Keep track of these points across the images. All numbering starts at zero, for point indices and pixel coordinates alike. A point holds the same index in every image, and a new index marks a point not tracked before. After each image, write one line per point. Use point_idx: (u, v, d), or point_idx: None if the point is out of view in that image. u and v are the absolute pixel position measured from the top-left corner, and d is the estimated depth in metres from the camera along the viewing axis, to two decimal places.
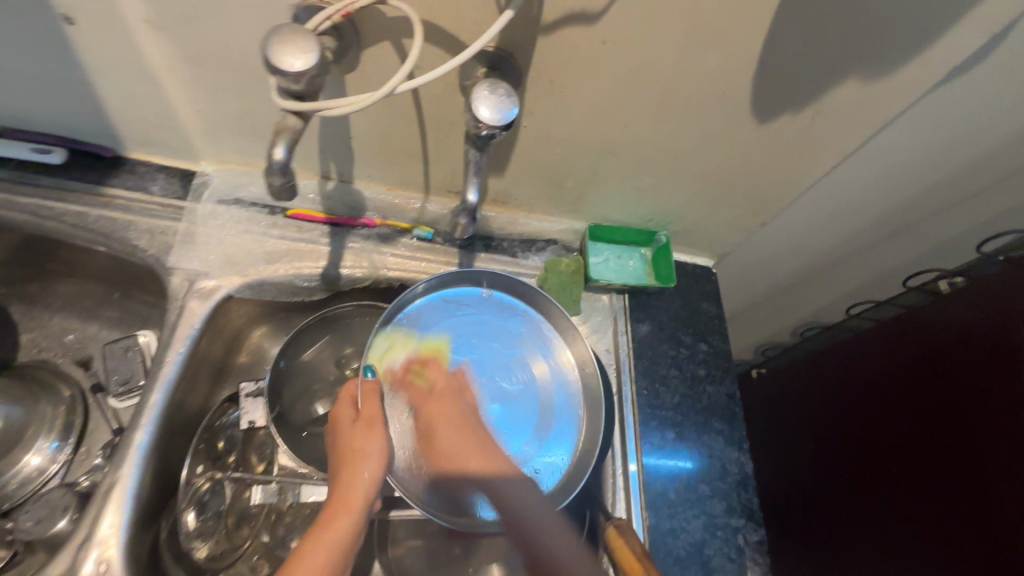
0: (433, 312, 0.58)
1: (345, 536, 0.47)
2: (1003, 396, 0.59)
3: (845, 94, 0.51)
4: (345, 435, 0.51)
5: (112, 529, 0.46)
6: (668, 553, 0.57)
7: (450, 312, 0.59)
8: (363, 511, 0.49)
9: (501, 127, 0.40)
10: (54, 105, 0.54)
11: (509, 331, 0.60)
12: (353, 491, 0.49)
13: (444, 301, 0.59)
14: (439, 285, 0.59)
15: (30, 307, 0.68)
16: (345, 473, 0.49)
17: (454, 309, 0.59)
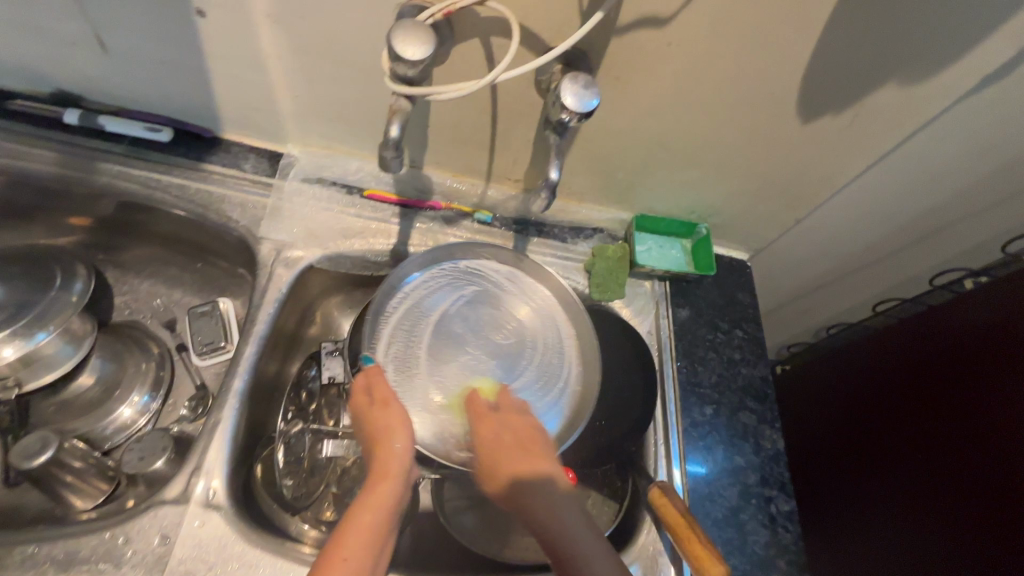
0: (427, 285, 0.63)
1: (393, 501, 0.48)
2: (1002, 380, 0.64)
3: (884, 96, 0.56)
4: (367, 418, 0.51)
5: (216, 463, 0.52)
6: (706, 516, 0.62)
7: (438, 287, 0.63)
8: (403, 479, 0.49)
9: (581, 114, 0.46)
10: (172, 88, 0.61)
11: (493, 297, 0.64)
12: (386, 470, 0.48)
13: (436, 275, 0.64)
14: (431, 262, 0.64)
15: (123, 273, 0.75)
16: (377, 451, 0.49)
17: (440, 284, 0.63)
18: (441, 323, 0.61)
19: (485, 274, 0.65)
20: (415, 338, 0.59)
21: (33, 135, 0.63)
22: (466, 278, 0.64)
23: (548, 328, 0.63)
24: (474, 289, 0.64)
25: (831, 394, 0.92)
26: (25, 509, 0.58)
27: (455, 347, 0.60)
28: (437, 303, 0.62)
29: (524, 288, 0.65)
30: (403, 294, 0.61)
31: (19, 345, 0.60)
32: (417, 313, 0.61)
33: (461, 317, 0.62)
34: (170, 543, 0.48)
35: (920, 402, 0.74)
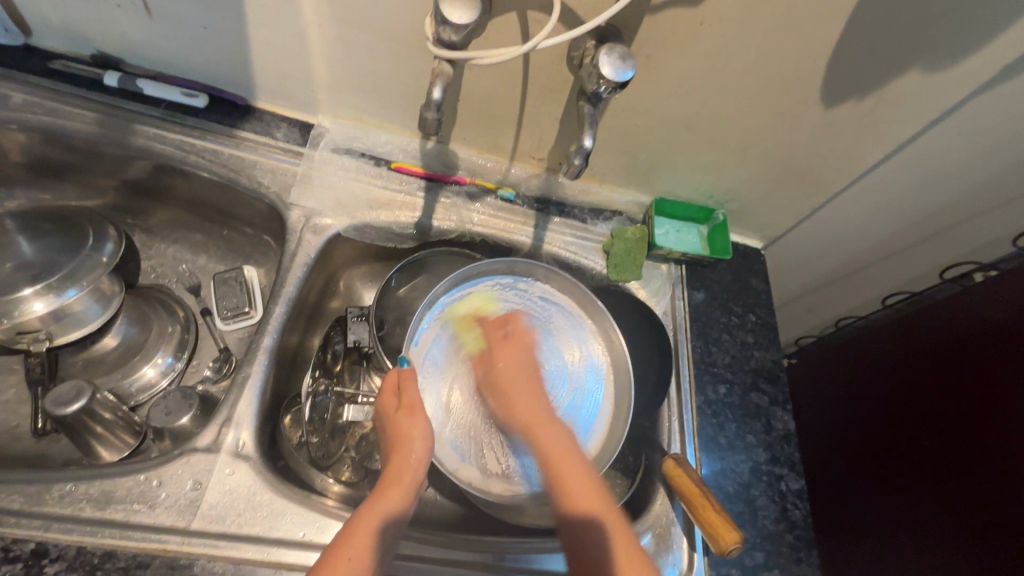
0: (463, 301, 0.64)
1: (400, 507, 0.50)
2: (1009, 372, 0.65)
3: (906, 82, 0.57)
4: (390, 424, 0.54)
5: (246, 415, 0.55)
6: (718, 489, 0.63)
7: (478, 305, 0.64)
8: (412, 487, 0.52)
9: (617, 84, 0.47)
10: (211, 54, 0.63)
11: (536, 321, 0.65)
12: (404, 471, 0.51)
13: (471, 290, 0.65)
14: (470, 276, 0.65)
15: (150, 238, 0.76)
16: (396, 455, 0.52)
17: (478, 302, 0.64)
18: (481, 338, 0.63)
19: (534, 296, 0.66)
20: (453, 350, 0.62)
21: (73, 96, 0.65)
22: (515, 298, 0.66)
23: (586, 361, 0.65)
24: (520, 309, 0.65)
25: (836, 386, 0.93)
26: (52, 458, 0.61)
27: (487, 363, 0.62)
28: (475, 324, 0.63)
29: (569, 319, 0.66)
30: (439, 311, 0.63)
31: (50, 300, 0.60)
32: (462, 322, 0.63)
33: (502, 335, 0.64)
34: (201, 489, 0.50)
35: (924, 392, 0.76)
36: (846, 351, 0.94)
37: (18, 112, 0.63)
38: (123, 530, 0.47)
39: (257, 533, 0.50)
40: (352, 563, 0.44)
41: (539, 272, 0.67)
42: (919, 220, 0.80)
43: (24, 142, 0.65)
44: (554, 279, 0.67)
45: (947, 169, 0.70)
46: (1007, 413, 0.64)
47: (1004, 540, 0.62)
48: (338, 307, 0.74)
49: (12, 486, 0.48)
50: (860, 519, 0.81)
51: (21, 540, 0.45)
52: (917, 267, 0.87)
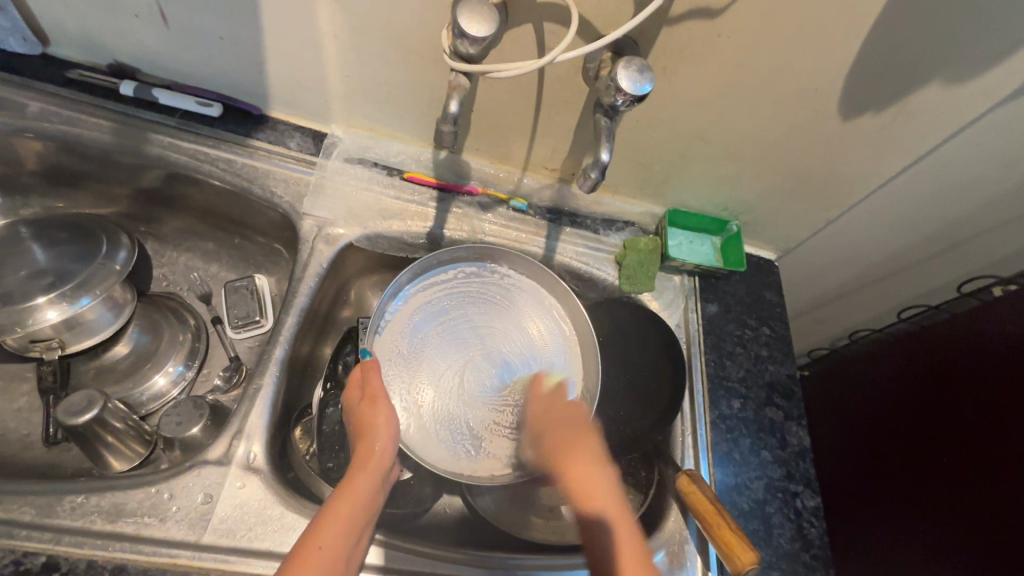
0: (425, 289, 0.65)
1: (368, 498, 0.47)
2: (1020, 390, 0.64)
3: (928, 95, 0.57)
4: (355, 413, 0.52)
5: (256, 427, 0.55)
6: (733, 506, 0.63)
7: (440, 292, 0.65)
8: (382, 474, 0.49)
9: (635, 97, 0.47)
10: (227, 64, 0.63)
11: (499, 305, 0.66)
12: (367, 459, 0.49)
13: (434, 278, 0.65)
14: (435, 264, 0.65)
15: (162, 246, 0.76)
16: (359, 444, 0.50)
17: (440, 291, 0.65)
18: (448, 324, 0.63)
19: (497, 281, 0.67)
20: (419, 335, 0.62)
21: (89, 105, 0.65)
22: (480, 285, 0.66)
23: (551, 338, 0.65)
24: (486, 297, 0.66)
25: (850, 400, 0.92)
26: (62, 468, 0.61)
27: (456, 346, 0.62)
28: (438, 309, 0.64)
29: (531, 299, 0.67)
30: (401, 299, 0.63)
31: (63, 308, 0.60)
32: (428, 311, 0.63)
33: (468, 320, 0.64)
34: (212, 502, 0.50)
35: (936, 408, 0.75)
36: (859, 365, 0.92)
37: (35, 121, 0.63)
38: (134, 544, 0.47)
39: (267, 548, 0.49)
40: (323, 554, 0.42)
41: (502, 254, 0.67)
42: (937, 233, 0.78)
43: (40, 151, 0.65)
44: (520, 264, 0.67)
45: (966, 183, 0.69)
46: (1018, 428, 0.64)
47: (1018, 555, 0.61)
48: (350, 317, 0.74)
49: (23, 498, 0.47)
50: (880, 540, 0.79)
51: (32, 553, 0.45)
52: (933, 280, 0.86)
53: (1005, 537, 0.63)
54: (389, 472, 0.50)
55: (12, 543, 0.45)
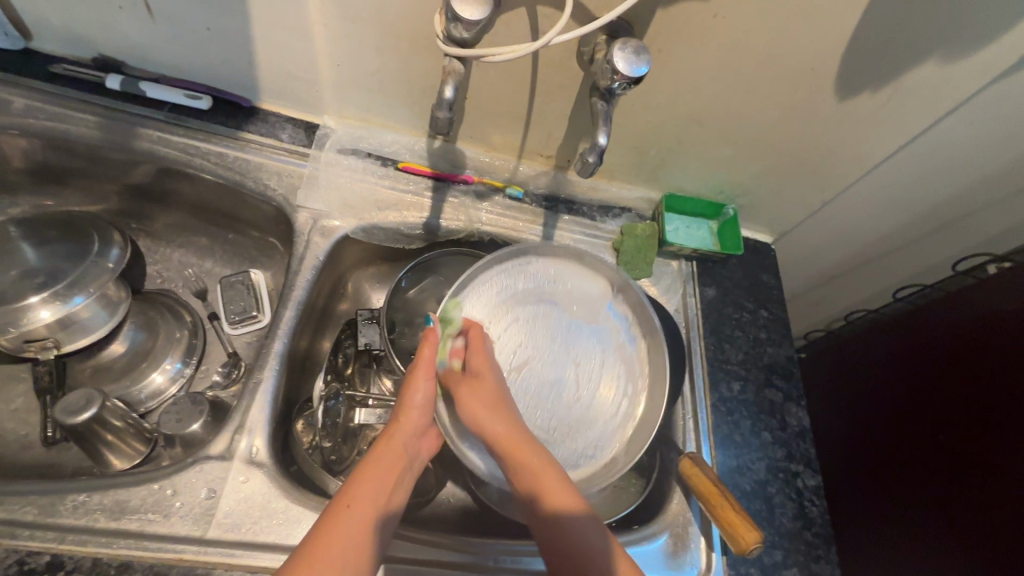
0: (529, 278, 0.62)
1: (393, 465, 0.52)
2: (1015, 364, 0.65)
3: (923, 73, 0.57)
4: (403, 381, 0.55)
5: (259, 421, 0.55)
6: (735, 487, 0.63)
7: (539, 284, 0.62)
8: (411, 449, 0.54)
9: (631, 79, 0.47)
10: (214, 55, 0.62)
11: (591, 320, 0.63)
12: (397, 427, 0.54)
13: (540, 271, 0.63)
14: (544, 252, 0.63)
15: (155, 242, 0.75)
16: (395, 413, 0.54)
17: (543, 281, 0.63)
18: (524, 323, 0.61)
19: (577, 286, 0.64)
20: (507, 318, 0.60)
21: (74, 100, 0.64)
22: (581, 294, 0.63)
23: (620, 380, 0.61)
24: (560, 305, 0.62)
25: (848, 380, 0.92)
26: (61, 467, 0.60)
27: (519, 333, 0.60)
28: (533, 299, 0.62)
29: (612, 319, 0.63)
30: (507, 273, 0.62)
31: (56, 307, 0.59)
32: (527, 297, 0.62)
33: (559, 327, 0.62)
34: (216, 497, 0.50)
35: (934, 385, 0.76)
36: (855, 345, 0.93)
37: (20, 117, 0.62)
38: (139, 541, 0.47)
39: (272, 541, 0.49)
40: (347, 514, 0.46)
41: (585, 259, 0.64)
42: (932, 215, 0.78)
43: (27, 148, 0.64)
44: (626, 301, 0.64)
45: (962, 163, 0.69)
46: (1015, 409, 0.64)
47: (1014, 531, 0.62)
48: (347, 310, 0.74)
49: (25, 498, 0.47)
50: (881, 517, 0.80)
51: (36, 552, 0.45)
52: (927, 260, 0.86)
53: (1006, 510, 0.63)
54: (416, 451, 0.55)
55: (14, 544, 0.45)
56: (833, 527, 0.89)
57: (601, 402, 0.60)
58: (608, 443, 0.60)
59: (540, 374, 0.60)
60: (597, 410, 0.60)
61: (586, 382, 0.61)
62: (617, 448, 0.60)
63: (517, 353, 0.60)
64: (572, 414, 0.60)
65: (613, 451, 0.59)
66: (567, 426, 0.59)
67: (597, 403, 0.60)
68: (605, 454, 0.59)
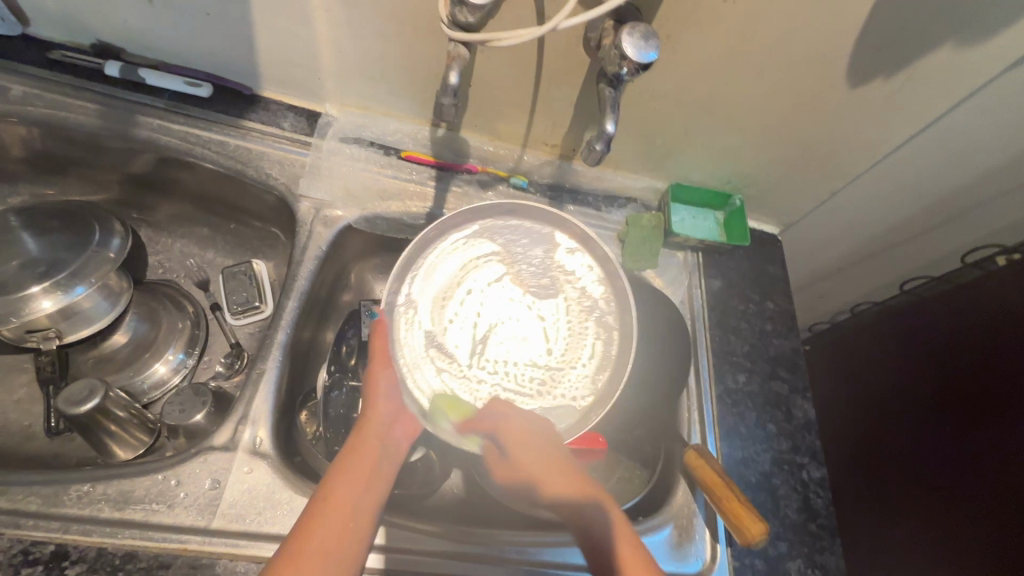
0: (478, 240, 0.60)
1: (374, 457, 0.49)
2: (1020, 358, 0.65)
3: (937, 59, 0.55)
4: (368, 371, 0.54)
5: (262, 412, 0.54)
6: (740, 479, 0.63)
7: (486, 245, 0.60)
8: (390, 440, 0.51)
9: (639, 65, 0.46)
10: (214, 41, 0.61)
11: (547, 271, 0.60)
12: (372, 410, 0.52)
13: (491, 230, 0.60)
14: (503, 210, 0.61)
15: (157, 232, 0.75)
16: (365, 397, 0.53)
17: (497, 240, 0.60)
18: (478, 289, 0.59)
19: (533, 243, 0.61)
20: (462, 282, 0.58)
21: (73, 88, 0.63)
22: (538, 245, 0.61)
23: (590, 330, 0.59)
24: (512, 265, 0.60)
25: (855, 374, 0.92)
26: (65, 457, 0.60)
27: (480, 299, 0.58)
28: (487, 264, 0.59)
29: (570, 270, 0.60)
30: (454, 239, 0.59)
31: (57, 297, 0.59)
32: (476, 259, 0.59)
33: (517, 283, 0.59)
34: (220, 488, 0.50)
35: (940, 377, 0.76)
36: (862, 338, 0.92)
37: (19, 105, 0.61)
38: (143, 531, 0.47)
39: (277, 532, 0.49)
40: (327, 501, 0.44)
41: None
42: (941, 206, 0.77)
43: (26, 136, 0.63)
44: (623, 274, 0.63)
45: (975, 154, 0.68)
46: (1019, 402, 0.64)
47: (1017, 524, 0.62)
48: (350, 301, 0.73)
49: (28, 488, 0.47)
50: (887, 511, 0.80)
51: (40, 542, 0.45)
52: (935, 252, 0.85)
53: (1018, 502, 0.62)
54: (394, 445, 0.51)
55: (19, 534, 0.45)
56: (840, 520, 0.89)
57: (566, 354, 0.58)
58: (581, 392, 0.57)
59: (512, 333, 0.58)
60: (565, 364, 0.58)
61: (557, 332, 0.58)
62: (594, 392, 0.57)
63: (482, 318, 0.58)
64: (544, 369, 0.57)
65: (591, 396, 0.57)
66: (549, 377, 0.57)
67: (563, 358, 0.58)
68: (585, 398, 0.56)
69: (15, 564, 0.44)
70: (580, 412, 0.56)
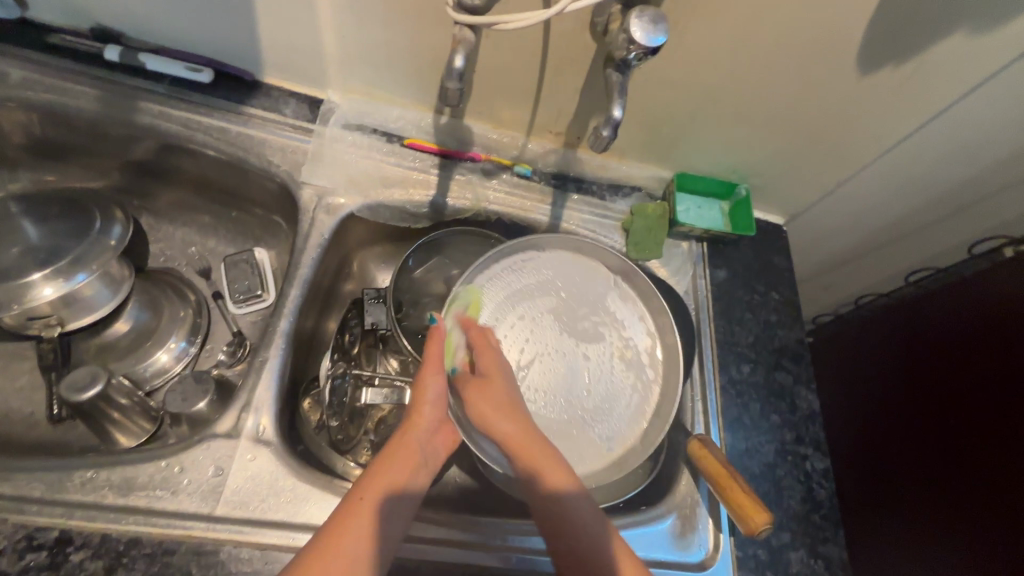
0: (533, 273, 0.62)
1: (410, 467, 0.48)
2: None
3: (950, 46, 0.54)
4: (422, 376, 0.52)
5: (264, 400, 0.54)
6: (744, 469, 0.63)
7: (535, 277, 0.62)
8: (421, 449, 0.50)
9: (648, 50, 0.45)
10: (215, 26, 0.60)
11: (591, 309, 0.62)
12: (421, 415, 0.51)
13: (534, 264, 0.62)
14: (552, 250, 0.63)
15: (158, 220, 0.74)
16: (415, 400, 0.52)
17: (548, 278, 0.62)
18: (528, 318, 0.60)
19: (589, 283, 0.63)
20: (518, 313, 0.60)
21: (73, 72, 0.62)
22: (575, 284, 0.63)
23: (628, 379, 0.60)
24: (567, 300, 0.62)
25: (859, 365, 0.92)
26: (69, 444, 0.60)
27: (529, 332, 0.59)
28: (539, 298, 0.61)
29: (621, 321, 0.62)
30: (514, 263, 0.61)
31: (58, 285, 0.58)
32: (539, 291, 0.61)
33: (565, 319, 0.61)
34: (224, 475, 0.50)
35: (945, 369, 0.75)
36: (866, 329, 0.92)
37: (18, 89, 0.60)
38: (146, 518, 0.47)
39: (281, 519, 0.49)
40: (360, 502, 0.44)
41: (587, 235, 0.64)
42: (949, 197, 0.77)
43: (25, 121, 0.63)
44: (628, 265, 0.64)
45: (986, 144, 0.67)
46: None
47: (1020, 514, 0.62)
48: (353, 290, 0.73)
49: (32, 474, 0.47)
50: (891, 504, 0.80)
51: (44, 528, 0.45)
52: (943, 244, 0.84)
53: (1022, 497, 0.62)
54: (429, 446, 0.51)
55: (23, 520, 0.45)
56: (843, 512, 0.89)
57: (606, 399, 0.60)
58: (615, 443, 0.58)
59: (551, 367, 0.59)
60: (603, 408, 0.59)
61: (597, 375, 0.60)
62: (630, 444, 0.58)
63: (527, 350, 0.59)
64: (580, 404, 0.59)
65: (625, 446, 0.58)
66: (583, 414, 0.59)
67: (602, 404, 0.59)
68: (617, 448, 0.58)
69: (19, 549, 0.44)
70: (613, 457, 0.58)
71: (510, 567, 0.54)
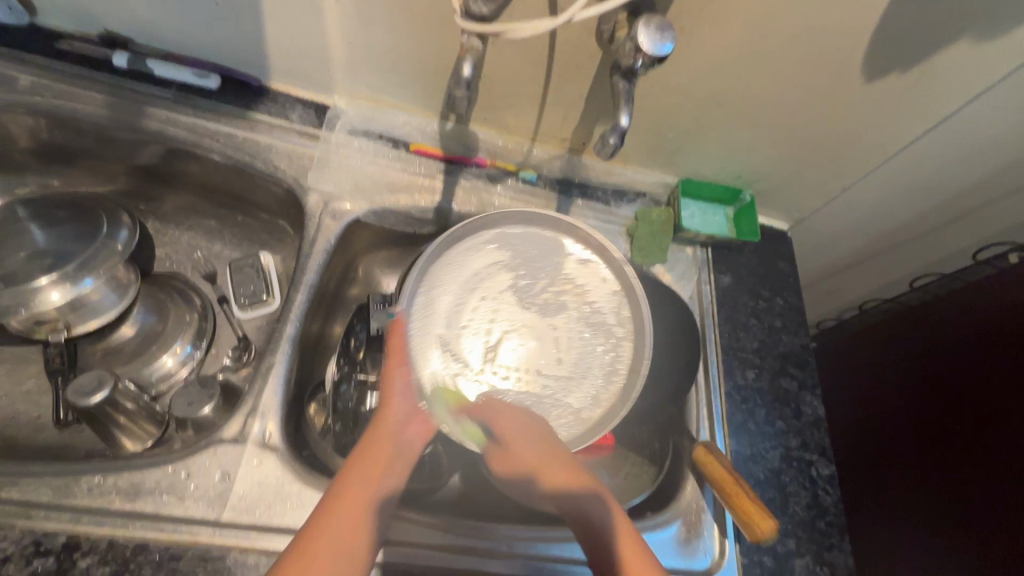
0: (488, 250, 0.63)
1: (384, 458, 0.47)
2: None
3: (954, 53, 0.55)
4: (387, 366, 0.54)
5: (271, 406, 0.54)
6: (749, 476, 0.63)
7: (488, 256, 0.62)
8: (403, 440, 0.49)
9: (654, 58, 0.45)
10: (223, 32, 0.60)
11: (552, 279, 0.63)
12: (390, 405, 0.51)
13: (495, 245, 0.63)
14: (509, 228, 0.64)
15: (164, 225, 0.75)
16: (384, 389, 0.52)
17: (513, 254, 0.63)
18: (490, 299, 0.61)
19: (543, 256, 0.64)
20: (476, 292, 0.61)
21: (82, 78, 0.63)
22: (546, 259, 0.63)
23: (599, 343, 0.61)
24: (521, 275, 0.62)
25: (863, 371, 0.91)
26: (75, 449, 0.61)
27: (493, 312, 0.61)
28: (495, 275, 0.62)
29: (580, 287, 0.63)
30: (463, 248, 0.62)
31: (66, 290, 0.58)
32: (488, 267, 0.62)
33: (529, 294, 0.62)
34: (230, 480, 0.50)
35: (949, 375, 0.75)
36: (871, 335, 0.92)
37: (27, 95, 0.61)
38: (153, 523, 0.47)
39: (287, 524, 0.49)
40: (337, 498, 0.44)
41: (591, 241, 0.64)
42: (954, 203, 0.77)
43: (33, 126, 0.63)
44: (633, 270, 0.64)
45: (991, 151, 0.67)
46: None
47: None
48: (358, 295, 0.73)
49: (39, 479, 0.47)
50: (898, 512, 0.80)
51: (52, 533, 0.45)
52: (947, 249, 0.84)
53: None
54: (406, 439, 0.50)
55: (30, 524, 0.45)
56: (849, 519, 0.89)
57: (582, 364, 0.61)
58: (593, 405, 0.59)
59: (523, 341, 0.60)
60: (578, 372, 0.60)
61: (590, 364, 0.61)
62: (608, 403, 0.59)
63: (493, 327, 0.60)
64: (555, 374, 0.60)
65: (604, 407, 0.59)
66: (577, 403, 0.59)
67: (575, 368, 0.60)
68: (595, 409, 0.59)
69: (27, 554, 0.44)
70: (595, 420, 0.59)
71: (515, 573, 0.54)
